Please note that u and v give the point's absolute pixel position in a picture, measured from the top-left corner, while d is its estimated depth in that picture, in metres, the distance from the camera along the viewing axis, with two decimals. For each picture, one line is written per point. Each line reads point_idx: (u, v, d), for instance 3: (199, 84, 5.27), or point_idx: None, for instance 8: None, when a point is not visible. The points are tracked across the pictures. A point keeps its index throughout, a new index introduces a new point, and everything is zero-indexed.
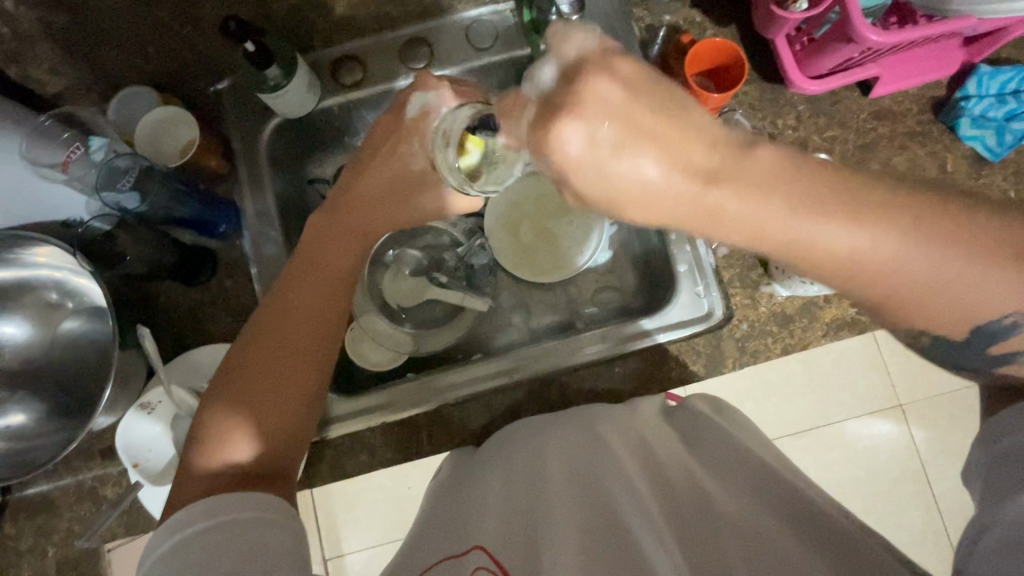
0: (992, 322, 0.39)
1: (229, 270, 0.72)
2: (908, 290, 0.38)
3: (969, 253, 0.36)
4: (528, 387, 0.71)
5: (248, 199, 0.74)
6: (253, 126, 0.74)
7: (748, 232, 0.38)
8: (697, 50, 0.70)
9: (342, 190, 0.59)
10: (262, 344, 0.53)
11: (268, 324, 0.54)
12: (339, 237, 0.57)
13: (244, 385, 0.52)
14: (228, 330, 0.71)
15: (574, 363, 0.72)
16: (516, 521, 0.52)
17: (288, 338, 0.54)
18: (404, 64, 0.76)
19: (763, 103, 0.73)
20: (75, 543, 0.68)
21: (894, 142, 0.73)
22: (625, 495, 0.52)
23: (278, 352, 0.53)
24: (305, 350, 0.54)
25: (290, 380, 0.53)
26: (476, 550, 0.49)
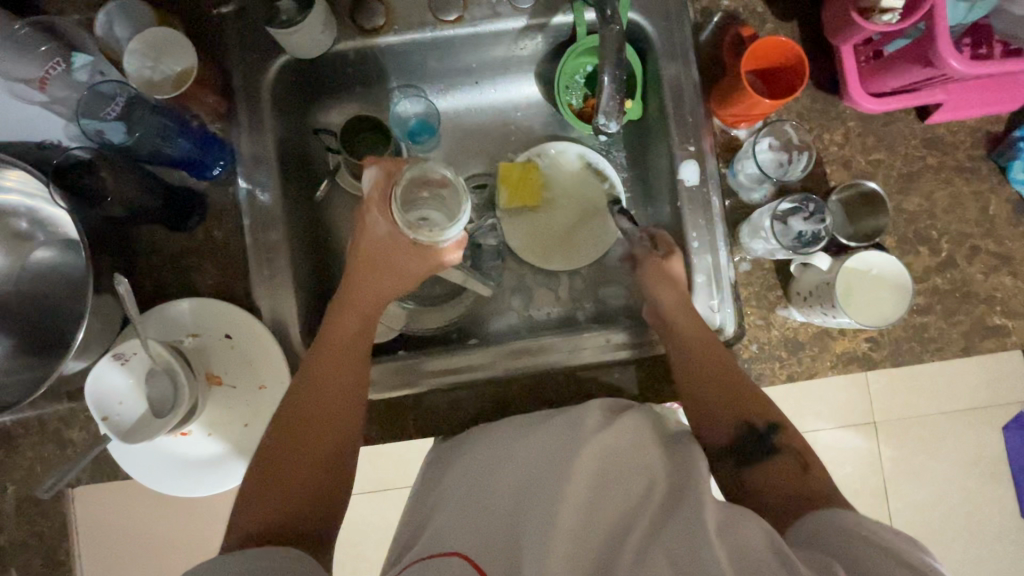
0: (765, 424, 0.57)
1: (221, 217, 0.67)
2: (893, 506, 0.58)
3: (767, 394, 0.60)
4: (521, 382, 0.69)
5: (245, 142, 0.67)
6: (258, 60, 0.67)
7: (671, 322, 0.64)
8: (758, 46, 0.63)
9: (365, 269, 0.63)
10: (294, 411, 0.57)
11: (302, 394, 0.58)
12: (364, 317, 0.63)
13: (275, 452, 0.55)
14: (214, 283, 0.67)
15: (572, 362, 0.69)
16: (487, 526, 0.51)
17: (317, 411, 0.57)
18: (434, 15, 0.70)
19: (813, 113, 0.68)
20: (37, 482, 0.66)
21: (941, 175, 0.69)
22: (613, 518, 0.49)
23: (310, 421, 0.57)
24: (335, 421, 0.57)
25: (313, 449, 0.56)
26: (447, 556, 0.49)
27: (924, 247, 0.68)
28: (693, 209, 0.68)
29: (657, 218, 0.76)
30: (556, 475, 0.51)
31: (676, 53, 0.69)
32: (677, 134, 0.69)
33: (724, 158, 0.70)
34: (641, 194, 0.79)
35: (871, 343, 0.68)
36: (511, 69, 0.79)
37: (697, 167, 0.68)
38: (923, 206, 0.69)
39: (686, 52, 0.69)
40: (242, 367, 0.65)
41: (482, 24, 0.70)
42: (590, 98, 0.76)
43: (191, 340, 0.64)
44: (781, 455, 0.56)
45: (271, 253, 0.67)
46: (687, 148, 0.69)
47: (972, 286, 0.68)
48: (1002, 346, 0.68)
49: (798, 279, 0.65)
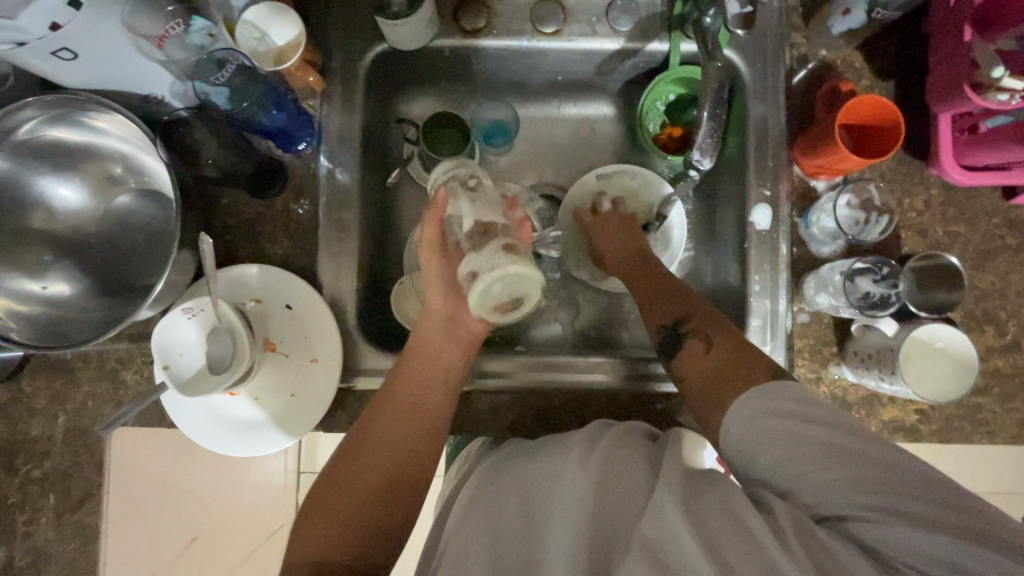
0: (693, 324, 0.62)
1: (298, 190, 0.69)
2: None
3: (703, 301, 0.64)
4: (561, 396, 0.70)
5: (332, 120, 0.69)
6: (358, 46, 0.69)
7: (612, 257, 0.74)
8: (854, 103, 0.63)
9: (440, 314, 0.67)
10: (359, 441, 0.60)
11: (366, 427, 0.61)
12: (440, 364, 0.64)
13: (333, 480, 0.58)
14: (282, 252, 0.69)
15: (612, 383, 0.70)
16: (505, 538, 0.50)
17: (378, 444, 0.59)
18: (534, 25, 0.71)
19: (896, 176, 0.68)
20: (89, 416, 0.69)
21: (1019, 257, 0.68)
22: (614, 516, 0.49)
23: (370, 453, 0.59)
24: (397, 455, 0.59)
25: (367, 479, 0.57)
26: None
27: (990, 326, 0.67)
28: (760, 253, 0.68)
29: (717, 255, 0.76)
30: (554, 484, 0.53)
31: (766, 95, 0.69)
32: (754, 176, 0.69)
33: (797, 207, 0.69)
34: (705, 228, 0.79)
35: (920, 414, 0.67)
36: (595, 86, 0.80)
37: (769, 212, 0.68)
38: (995, 285, 0.68)
39: (776, 96, 0.69)
40: (298, 339, 0.67)
41: (578, 40, 0.71)
42: (670, 126, 0.76)
43: (254, 304, 0.66)
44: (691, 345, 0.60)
45: (341, 233, 0.69)
46: (762, 191, 0.69)
47: None
48: None
49: (857, 340, 0.64)
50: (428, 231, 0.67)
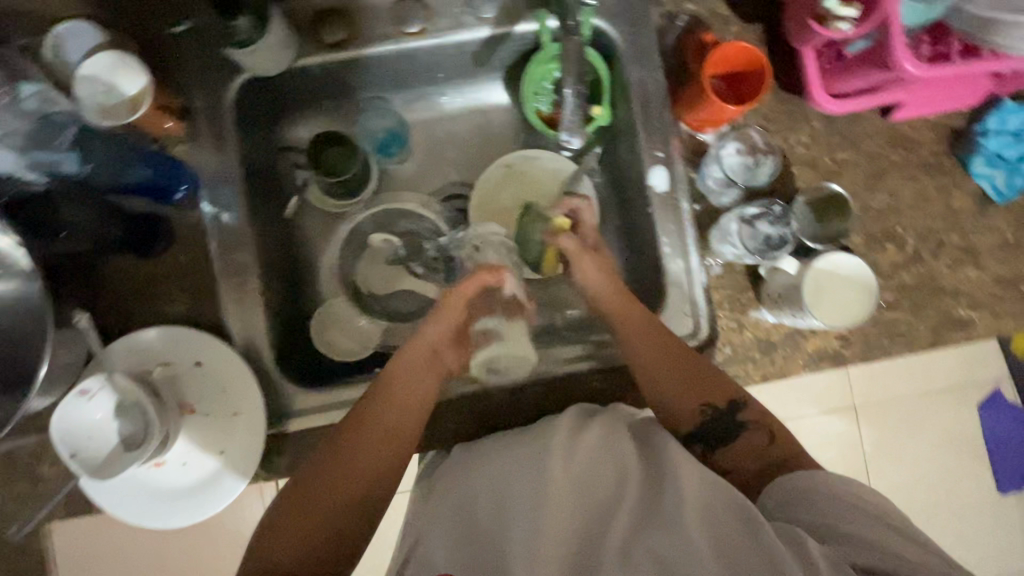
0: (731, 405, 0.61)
1: (186, 241, 0.66)
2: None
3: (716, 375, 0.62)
4: (505, 394, 0.69)
5: (208, 163, 0.66)
6: (218, 81, 0.66)
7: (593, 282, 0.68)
8: (718, 53, 0.64)
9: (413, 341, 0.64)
10: (320, 470, 0.57)
11: (329, 453, 0.57)
12: (421, 373, 0.63)
13: (301, 495, 0.56)
14: (182, 308, 0.66)
15: (558, 371, 0.69)
16: (482, 541, 0.53)
17: (343, 472, 0.57)
18: (398, 26, 0.68)
19: (779, 115, 0.69)
20: (10, 521, 0.64)
21: (905, 172, 0.70)
22: (592, 517, 0.52)
23: (336, 470, 0.57)
24: (361, 479, 0.57)
25: (341, 496, 0.56)
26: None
27: (891, 243, 0.69)
28: (664, 215, 0.69)
29: (629, 223, 0.76)
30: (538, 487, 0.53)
31: (641, 57, 0.69)
32: (645, 139, 0.69)
33: (692, 162, 0.70)
34: (614, 199, 0.79)
35: (842, 339, 0.68)
36: (479, 77, 0.79)
37: (665, 172, 0.69)
38: (889, 202, 0.70)
39: (651, 56, 0.69)
40: (216, 394, 0.64)
41: (447, 35, 0.70)
42: None
43: (161, 368, 0.63)
44: (747, 432, 0.61)
45: (241, 277, 0.66)
46: (655, 154, 0.69)
47: (939, 281, 0.69)
48: (968, 338, 0.69)
49: (767, 282, 0.66)
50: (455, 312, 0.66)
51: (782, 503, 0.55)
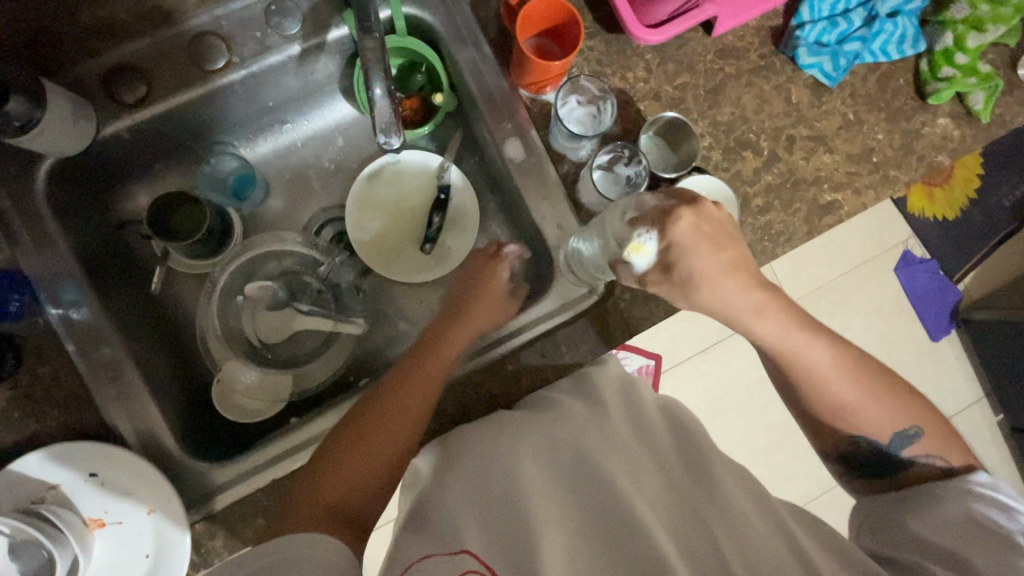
0: (900, 431, 0.61)
1: (39, 352, 0.60)
2: (830, 403, 0.62)
3: (889, 396, 0.61)
4: (450, 396, 0.66)
5: (40, 265, 0.61)
6: (21, 174, 0.61)
7: (729, 296, 0.58)
8: (526, 13, 0.64)
9: (437, 340, 0.66)
10: (317, 477, 0.57)
11: (344, 440, 0.60)
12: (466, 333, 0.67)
13: (352, 432, 0.60)
14: (58, 424, 0.60)
15: (513, 346, 0.67)
16: (497, 518, 0.49)
17: (341, 472, 0.58)
18: (198, 66, 0.64)
19: (610, 57, 0.69)
20: None
21: (742, 80, 0.72)
22: (598, 497, 0.52)
23: (383, 416, 0.60)
24: (357, 487, 0.57)
25: (382, 439, 0.59)
26: (462, 556, 0.45)
27: (747, 150, 0.72)
28: (530, 183, 0.68)
29: (505, 200, 0.76)
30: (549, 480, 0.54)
31: (463, 35, 0.68)
32: (490, 115, 0.68)
33: (543, 126, 0.70)
34: (487, 180, 0.78)
35: None
36: (314, 96, 0.75)
37: (519, 143, 0.68)
38: (735, 114, 0.72)
39: (472, 31, 0.68)
40: (122, 501, 0.60)
41: (256, 62, 0.66)
42: (405, 100, 0.73)
43: (53, 492, 0.58)
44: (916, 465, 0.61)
45: (116, 370, 0.62)
46: (504, 126, 0.68)
47: (799, 173, 0.72)
48: (838, 219, 0.73)
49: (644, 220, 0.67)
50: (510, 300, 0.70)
51: (892, 524, 0.57)
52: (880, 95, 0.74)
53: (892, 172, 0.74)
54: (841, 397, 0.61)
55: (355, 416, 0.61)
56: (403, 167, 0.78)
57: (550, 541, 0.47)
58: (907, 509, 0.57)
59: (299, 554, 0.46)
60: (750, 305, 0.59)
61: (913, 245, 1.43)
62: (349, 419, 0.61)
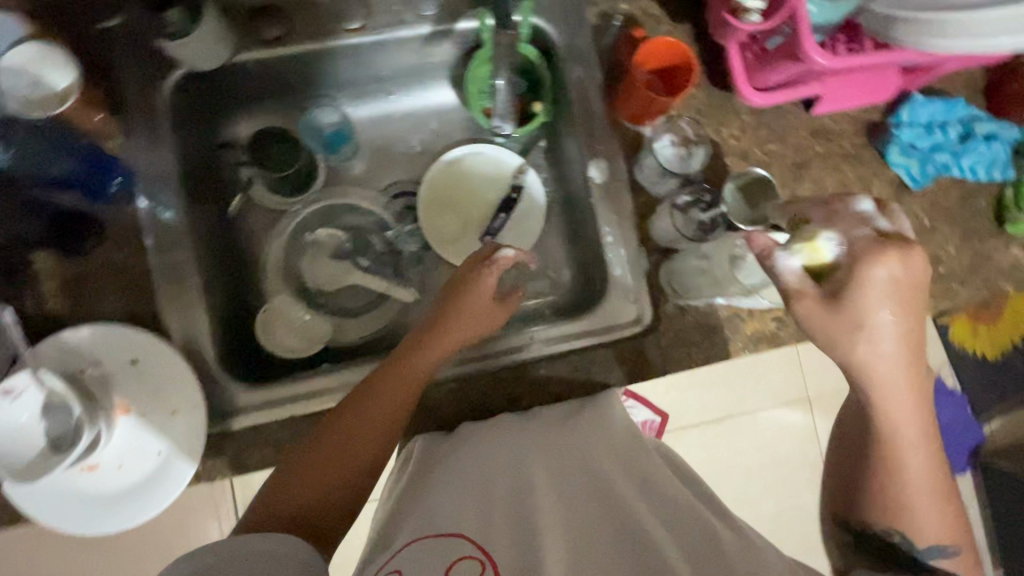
0: (936, 545, 0.57)
1: (120, 238, 0.64)
2: (907, 502, 0.56)
3: (948, 503, 0.57)
4: (480, 386, 0.67)
5: (146, 160, 0.65)
6: (153, 75, 0.65)
7: (865, 342, 0.54)
8: (652, 49, 0.67)
9: (404, 355, 0.63)
10: (288, 488, 0.56)
11: (308, 454, 0.58)
12: (437, 346, 0.63)
13: (320, 443, 0.58)
14: (117, 306, 0.63)
15: (533, 356, 0.69)
16: (499, 514, 0.55)
17: (300, 495, 0.56)
18: (337, 24, 0.70)
19: (710, 109, 0.72)
20: None
21: (829, 162, 0.74)
22: (598, 502, 0.56)
23: (347, 434, 0.58)
24: (321, 507, 0.57)
25: (344, 458, 0.58)
26: (443, 538, 0.52)
27: None
28: (604, 204, 0.71)
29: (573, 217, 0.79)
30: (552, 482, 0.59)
31: (579, 55, 0.72)
32: (585, 132, 0.72)
33: (631, 155, 0.73)
34: (561, 193, 0.81)
35: (778, 322, 0.69)
36: (425, 76, 0.80)
37: (605, 165, 0.71)
38: (815, 191, 0.73)
39: (588, 54, 0.72)
40: (150, 395, 0.62)
41: (384, 33, 0.71)
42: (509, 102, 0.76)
43: (92, 369, 0.60)
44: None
45: (180, 276, 0.65)
46: (596, 147, 0.72)
47: None
48: None
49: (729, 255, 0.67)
50: (477, 323, 0.66)
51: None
52: (959, 210, 0.76)
53: (956, 287, 0.74)
54: (913, 480, 0.56)
55: (328, 422, 0.60)
56: (486, 160, 0.82)
57: (547, 544, 0.50)
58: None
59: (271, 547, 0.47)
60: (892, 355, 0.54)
61: (948, 372, 1.41)
62: (321, 427, 0.60)
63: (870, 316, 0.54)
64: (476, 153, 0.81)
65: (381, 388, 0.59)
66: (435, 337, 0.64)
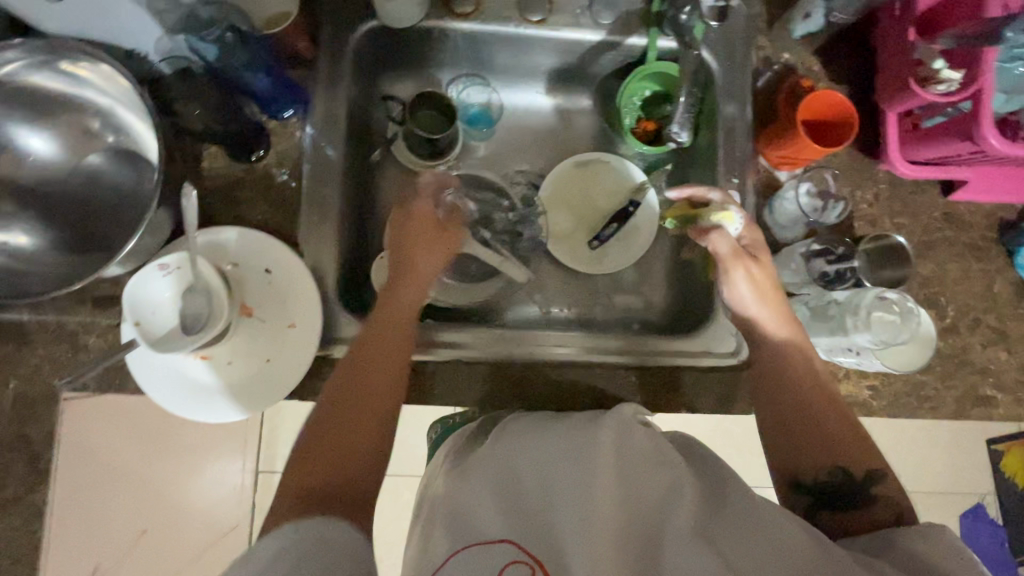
0: (847, 484, 0.54)
1: (282, 157, 0.69)
2: (827, 438, 0.56)
3: (843, 439, 0.56)
4: (548, 383, 0.70)
5: (322, 93, 0.70)
6: (348, 20, 0.71)
7: (744, 291, 0.66)
8: (813, 99, 0.68)
9: (392, 294, 0.65)
10: (307, 455, 0.54)
11: (323, 413, 0.57)
12: (411, 282, 0.66)
13: (329, 399, 0.58)
14: (264, 217, 0.68)
15: (592, 359, 0.72)
16: (518, 513, 0.48)
17: (321, 457, 0.54)
18: (519, 13, 0.74)
19: (850, 170, 0.74)
20: (47, 378, 0.65)
21: (955, 249, 0.74)
22: (628, 502, 0.47)
23: (353, 384, 0.58)
24: (343, 461, 0.54)
25: (355, 405, 0.57)
26: (460, 551, 0.46)
27: (931, 310, 0.73)
28: None
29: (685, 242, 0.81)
30: (577, 461, 0.49)
31: (735, 92, 0.75)
32: (723, 165, 0.74)
33: (762, 195, 0.75)
34: None
35: (871, 390, 0.71)
36: (577, 78, 0.83)
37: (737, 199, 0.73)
38: (935, 273, 0.74)
39: (743, 92, 0.75)
40: (274, 304, 0.65)
41: (557, 32, 0.76)
42: (644, 121, 0.80)
43: (232, 267, 0.65)
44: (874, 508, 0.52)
45: (323, 204, 0.69)
46: (730, 180, 0.74)
47: (970, 355, 0.73)
48: (988, 415, 0.72)
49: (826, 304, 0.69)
50: (422, 247, 0.68)
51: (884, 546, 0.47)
52: None
53: None
54: (827, 425, 0.57)
55: (333, 376, 0.60)
56: (614, 171, 0.84)
57: (574, 557, 0.43)
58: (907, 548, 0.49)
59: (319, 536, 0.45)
60: (766, 299, 0.65)
61: None
62: (327, 387, 0.59)
63: (767, 279, 0.66)
64: (607, 160, 0.84)
65: (364, 340, 0.61)
66: (409, 275, 0.66)
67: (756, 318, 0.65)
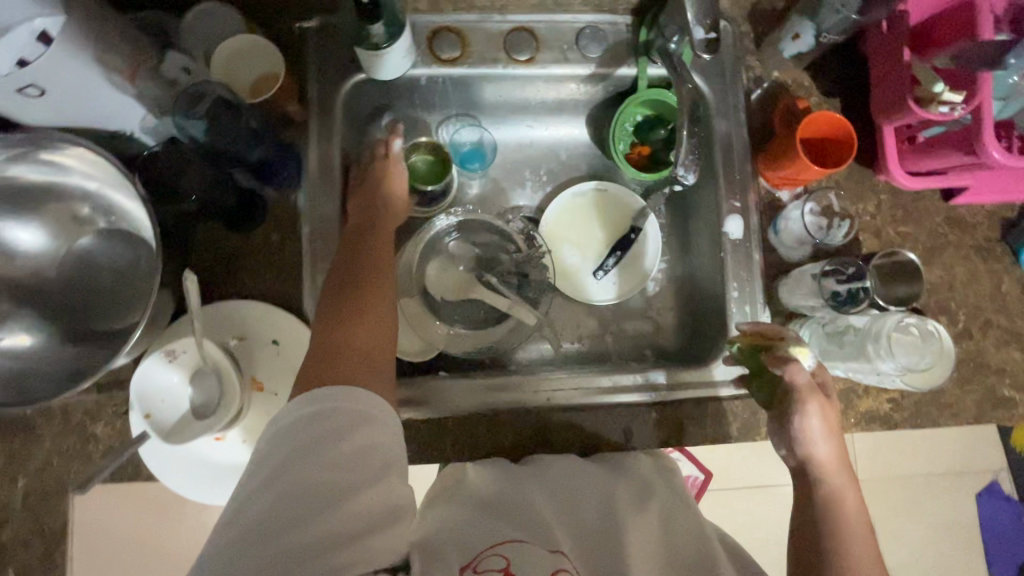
0: None
1: (279, 222, 0.67)
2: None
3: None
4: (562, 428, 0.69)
5: (314, 151, 0.68)
6: (334, 75, 0.69)
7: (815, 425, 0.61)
8: (812, 118, 0.68)
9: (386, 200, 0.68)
10: (340, 336, 0.55)
11: (342, 301, 0.58)
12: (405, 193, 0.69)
13: (342, 289, 0.59)
14: (266, 286, 0.66)
15: (608, 399, 0.70)
16: (583, 529, 0.59)
17: (352, 335, 0.56)
18: (506, 52, 0.73)
19: (850, 184, 0.74)
20: (56, 474, 0.63)
21: (961, 252, 0.75)
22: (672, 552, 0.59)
23: (363, 272, 0.61)
24: (370, 341, 0.56)
25: (368, 289, 0.60)
26: (513, 541, 0.53)
27: (944, 316, 0.73)
28: (734, 260, 0.72)
29: (691, 266, 0.81)
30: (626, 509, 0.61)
31: (730, 114, 0.74)
32: (724, 188, 0.73)
33: (765, 216, 0.74)
34: (680, 240, 0.83)
35: (892, 402, 0.70)
36: (568, 109, 0.82)
37: (741, 222, 0.73)
38: (943, 279, 0.74)
39: (738, 114, 0.74)
40: (286, 376, 0.64)
41: (545, 69, 0.75)
42: (639, 146, 0.80)
43: (237, 341, 0.63)
44: None
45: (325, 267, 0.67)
46: (733, 203, 0.73)
47: (986, 358, 0.73)
48: (1010, 416, 0.72)
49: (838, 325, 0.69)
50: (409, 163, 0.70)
51: None
52: None
53: None
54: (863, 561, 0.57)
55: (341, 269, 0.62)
56: (611, 201, 0.83)
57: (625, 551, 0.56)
58: (858, 572, 0.56)
59: (350, 408, 0.49)
60: (833, 440, 0.61)
61: None
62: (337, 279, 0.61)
63: (833, 417, 0.62)
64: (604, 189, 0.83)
65: (370, 233, 0.65)
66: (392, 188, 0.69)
67: (820, 458, 0.61)
